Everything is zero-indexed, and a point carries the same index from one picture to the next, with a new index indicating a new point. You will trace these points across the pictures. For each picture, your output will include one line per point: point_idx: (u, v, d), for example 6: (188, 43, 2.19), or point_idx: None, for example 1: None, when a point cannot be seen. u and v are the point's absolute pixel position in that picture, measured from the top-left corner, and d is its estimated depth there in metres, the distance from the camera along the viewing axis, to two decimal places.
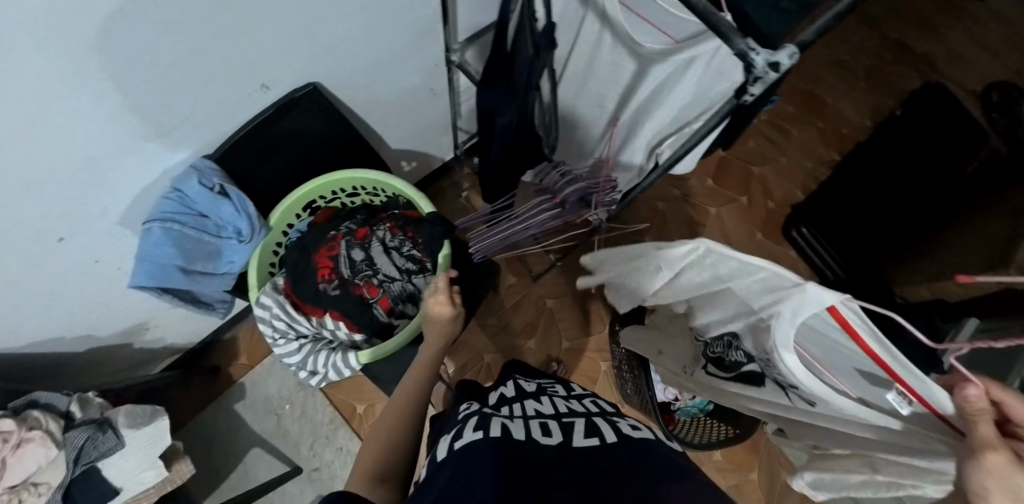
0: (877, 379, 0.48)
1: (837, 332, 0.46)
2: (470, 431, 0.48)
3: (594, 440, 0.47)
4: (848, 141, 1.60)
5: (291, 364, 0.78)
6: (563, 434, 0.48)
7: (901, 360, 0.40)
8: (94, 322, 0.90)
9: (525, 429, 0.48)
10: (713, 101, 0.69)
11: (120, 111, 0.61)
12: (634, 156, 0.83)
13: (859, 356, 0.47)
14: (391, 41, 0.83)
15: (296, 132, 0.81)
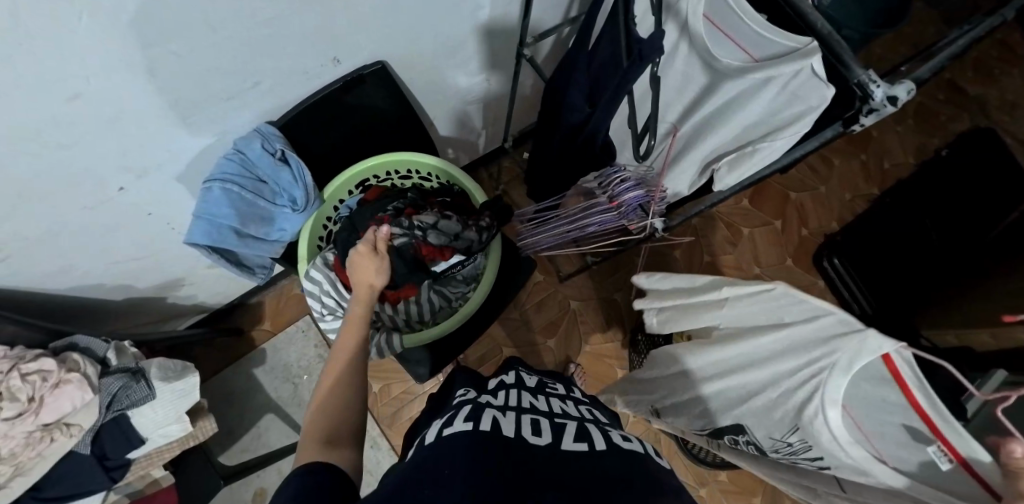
0: (916, 435, 0.47)
1: (885, 387, 0.48)
2: (460, 421, 0.48)
3: (583, 445, 0.47)
4: (889, 177, 1.58)
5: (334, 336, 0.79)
6: (553, 435, 0.48)
7: (948, 413, 0.43)
8: (135, 272, 0.91)
9: (516, 426, 0.48)
10: (783, 123, 0.64)
11: (200, 67, 0.62)
12: (685, 172, 0.77)
13: (899, 411, 0.47)
14: (461, 27, 0.83)
15: (358, 108, 0.81)
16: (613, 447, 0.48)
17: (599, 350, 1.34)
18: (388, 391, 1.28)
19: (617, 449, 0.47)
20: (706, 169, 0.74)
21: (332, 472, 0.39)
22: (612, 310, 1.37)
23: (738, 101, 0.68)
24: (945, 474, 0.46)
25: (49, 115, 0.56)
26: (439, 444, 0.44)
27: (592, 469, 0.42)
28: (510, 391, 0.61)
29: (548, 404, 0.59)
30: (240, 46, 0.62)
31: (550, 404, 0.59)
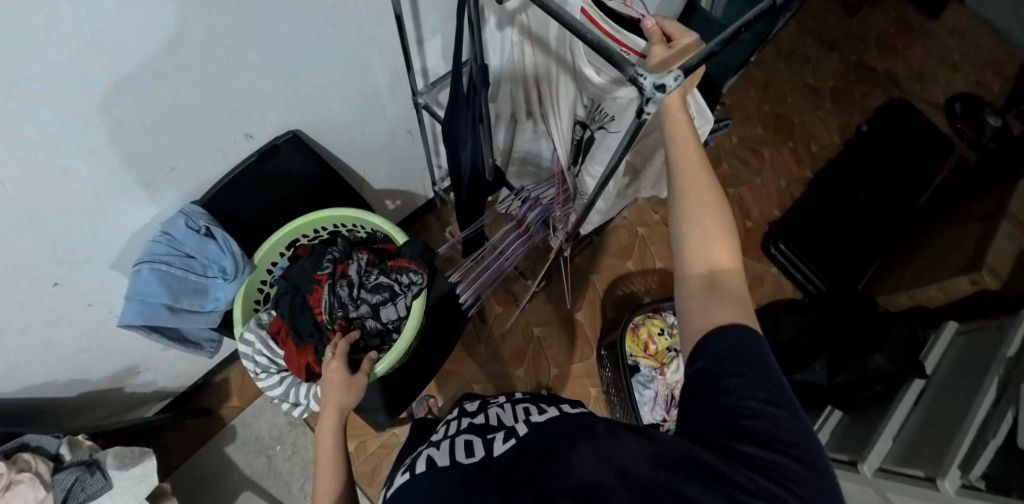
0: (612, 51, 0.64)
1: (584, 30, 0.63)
2: (402, 473, 0.49)
3: (512, 441, 0.49)
4: (819, 158, 1.65)
5: (273, 397, 0.75)
6: (484, 449, 0.50)
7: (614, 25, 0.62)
8: (87, 366, 0.93)
9: (449, 455, 0.50)
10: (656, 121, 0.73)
11: (115, 158, 0.66)
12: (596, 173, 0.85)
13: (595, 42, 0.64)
14: (369, 88, 0.89)
15: (279, 175, 0.86)
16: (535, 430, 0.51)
17: (569, 370, 1.35)
18: (364, 447, 1.28)
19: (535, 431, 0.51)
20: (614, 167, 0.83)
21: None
22: (575, 328, 1.39)
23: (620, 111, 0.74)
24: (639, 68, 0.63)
25: None
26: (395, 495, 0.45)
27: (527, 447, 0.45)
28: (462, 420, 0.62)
29: (488, 418, 0.61)
30: (150, 135, 0.67)
31: (494, 418, 0.60)
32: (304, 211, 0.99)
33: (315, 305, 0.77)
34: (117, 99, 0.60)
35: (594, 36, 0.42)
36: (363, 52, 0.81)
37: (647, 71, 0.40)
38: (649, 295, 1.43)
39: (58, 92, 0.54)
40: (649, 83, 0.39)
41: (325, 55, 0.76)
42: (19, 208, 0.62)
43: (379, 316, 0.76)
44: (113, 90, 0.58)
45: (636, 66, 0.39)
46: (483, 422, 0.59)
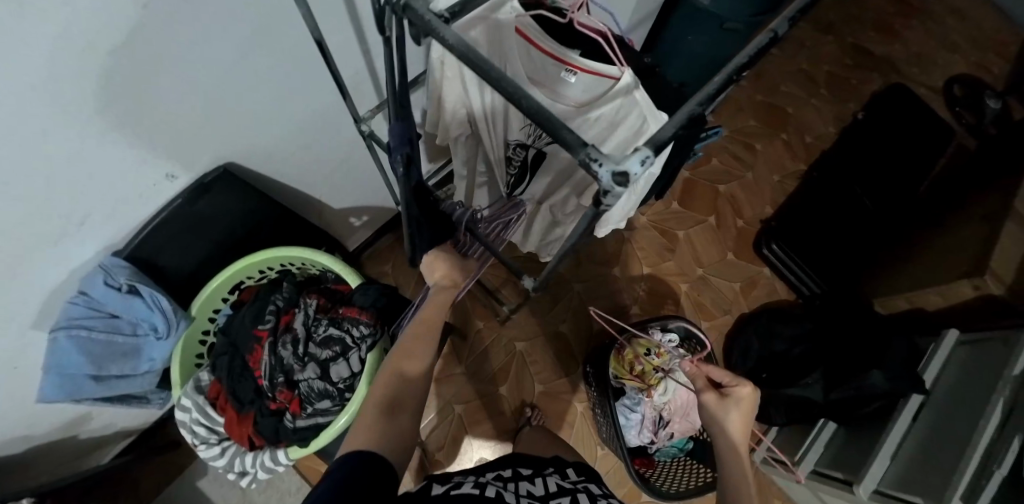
0: (550, 68, 0.60)
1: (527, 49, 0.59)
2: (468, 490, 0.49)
3: None
4: (814, 150, 1.56)
5: (218, 470, 0.70)
6: None
7: (555, 44, 0.56)
8: (26, 424, 0.86)
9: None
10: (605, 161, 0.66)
11: (11, 223, 0.57)
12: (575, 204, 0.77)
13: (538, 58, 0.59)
14: (313, 110, 0.79)
15: (216, 211, 0.78)
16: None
17: (555, 387, 1.30)
18: None
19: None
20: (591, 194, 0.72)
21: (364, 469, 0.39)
22: (560, 344, 1.32)
23: None
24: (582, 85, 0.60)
25: None
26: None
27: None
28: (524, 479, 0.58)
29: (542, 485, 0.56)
30: (47, 193, 0.58)
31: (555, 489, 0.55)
32: (253, 245, 0.91)
33: (256, 367, 0.71)
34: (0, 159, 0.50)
35: (536, 103, 0.35)
36: (300, 73, 0.71)
37: (603, 152, 0.33)
38: (637, 305, 1.37)
39: None
40: (605, 173, 0.32)
41: (252, 81, 0.66)
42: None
43: (325, 373, 0.70)
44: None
45: (588, 149, 0.32)
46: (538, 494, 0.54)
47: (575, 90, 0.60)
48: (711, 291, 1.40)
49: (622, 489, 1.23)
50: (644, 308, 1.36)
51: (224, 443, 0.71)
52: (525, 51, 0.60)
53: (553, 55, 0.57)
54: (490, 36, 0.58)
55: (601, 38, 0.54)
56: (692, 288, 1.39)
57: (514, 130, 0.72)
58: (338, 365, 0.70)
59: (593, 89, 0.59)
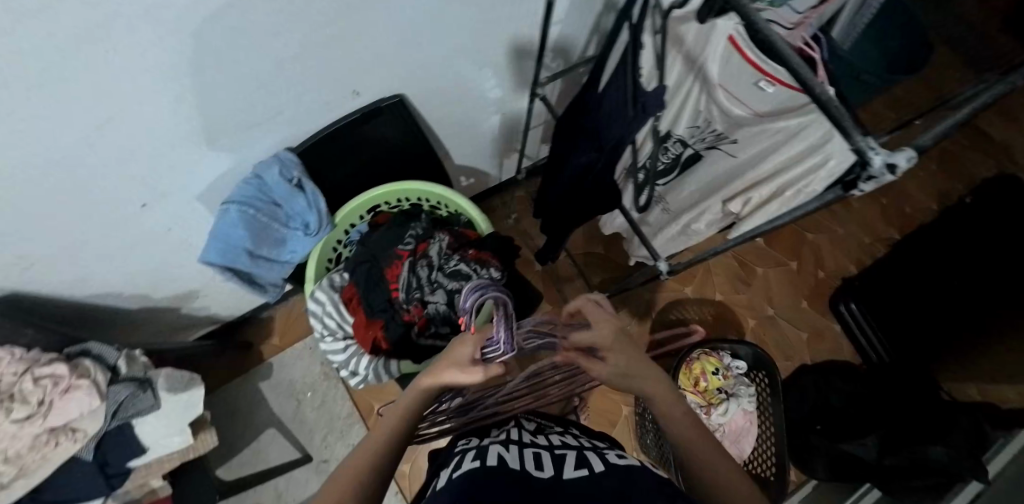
0: (748, 77, 0.65)
1: (732, 58, 0.65)
2: (470, 461, 0.53)
3: (583, 472, 0.50)
4: (909, 223, 1.51)
5: (335, 364, 0.77)
6: (555, 469, 0.52)
7: (766, 59, 0.61)
8: (153, 283, 0.95)
9: (520, 462, 0.53)
10: (766, 166, 0.71)
11: (221, 99, 0.65)
12: (709, 203, 0.82)
13: (741, 66, 0.65)
14: (477, 66, 0.85)
15: (373, 135, 0.84)
16: (563, 479, 0.49)
17: (605, 384, 1.32)
18: None
19: (566, 481, 0.48)
20: (736, 197, 0.76)
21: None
22: None
23: (761, 154, 0.71)
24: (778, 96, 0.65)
25: (80, 134, 0.59)
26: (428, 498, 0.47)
27: (593, 489, 0.46)
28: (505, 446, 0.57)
29: (522, 457, 0.55)
30: (255, 81, 0.64)
31: (533, 459, 0.54)
32: (385, 177, 0.97)
33: (392, 281, 0.77)
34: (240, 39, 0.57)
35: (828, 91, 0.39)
36: (483, 30, 0.77)
37: (878, 144, 0.38)
38: (700, 326, 1.38)
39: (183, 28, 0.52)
40: (878, 161, 0.38)
41: (445, 27, 0.72)
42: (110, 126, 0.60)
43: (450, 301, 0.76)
44: (235, 32, 0.55)
45: (868, 140, 0.38)
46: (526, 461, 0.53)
47: (762, 98, 0.67)
48: (777, 333, 1.39)
49: None
50: (708, 331, 1.37)
51: (344, 342, 0.78)
52: (729, 56, 0.65)
53: (756, 65, 0.63)
54: (696, 39, 0.66)
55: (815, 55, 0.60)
56: (758, 326, 1.39)
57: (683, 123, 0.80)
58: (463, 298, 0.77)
59: (786, 101, 0.65)
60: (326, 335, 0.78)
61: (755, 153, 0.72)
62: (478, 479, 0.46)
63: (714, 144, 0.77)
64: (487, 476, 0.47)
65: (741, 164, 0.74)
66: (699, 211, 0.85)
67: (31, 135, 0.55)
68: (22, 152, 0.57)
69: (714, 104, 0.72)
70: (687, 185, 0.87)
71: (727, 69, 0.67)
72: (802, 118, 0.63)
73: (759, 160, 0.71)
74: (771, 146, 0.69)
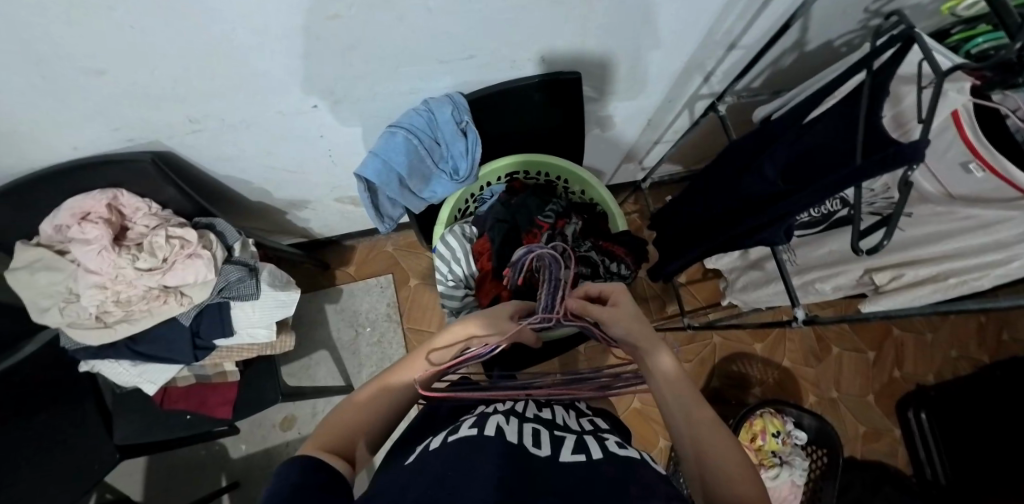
0: (958, 154, 0.64)
1: (950, 131, 0.64)
2: (467, 427, 0.50)
3: (581, 457, 0.47)
4: (1005, 350, 1.42)
5: (452, 306, 0.89)
6: (552, 447, 0.49)
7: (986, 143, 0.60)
8: (280, 183, 1.00)
9: (519, 434, 0.49)
10: (934, 249, 0.68)
11: (428, 29, 0.67)
12: (850, 268, 0.79)
13: (955, 142, 0.64)
14: (648, 66, 0.86)
15: (537, 102, 0.85)
16: (558, 462, 0.45)
17: (649, 411, 1.30)
18: None
19: (561, 464, 0.45)
20: None
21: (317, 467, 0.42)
22: None
23: (935, 235, 0.68)
24: (985, 182, 0.63)
25: (302, 26, 0.62)
26: (420, 458, 0.45)
27: (588, 478, 0.42)
28: (505, 416, 0.53)
29: (521, 431, 0.51)
30: (464, 20, 0.66)
31: (534, 434, 0.50)
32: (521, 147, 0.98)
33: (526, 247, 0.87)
34: None
35: None
36: (676, 33, 0.77)
37: None
38: (760, 386, 1.34)
39: None
40: None
41: (648, 20, 0.73)
42: (332, 21, 0.62)
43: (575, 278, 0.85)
44: None
45: None
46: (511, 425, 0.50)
47: (963, 178, 0.65)
48: (834, 417, 1.35)
49: None
50: (766, 393, 1.33)
51: (463, 292, 0.90)
52: (946, 129, 0.65)
53: (971, 146, 0.62)
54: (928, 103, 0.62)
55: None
56: (817, 404, 1.35)
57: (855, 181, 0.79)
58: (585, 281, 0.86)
59: (987, 190, 0.63)
60: (449, 279, 0.90)
61: (927, 232, 0.69)
62: (466, 449, 0.44)
63: (878, 211, 0.73)
64: (477, 450, 0.44)
65: (904, 239, 0.72)
66: (831, 271, 0.81)
67: (268, 11, 0.59)
68: (250, 26, 0.60)
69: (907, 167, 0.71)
70: (828, 245, 0.83)
71: (939, 140, 0.66)
72: (1002, 213, 0.61)
73: (927, 240, 0.69)
74: (950, 231, 0.66)
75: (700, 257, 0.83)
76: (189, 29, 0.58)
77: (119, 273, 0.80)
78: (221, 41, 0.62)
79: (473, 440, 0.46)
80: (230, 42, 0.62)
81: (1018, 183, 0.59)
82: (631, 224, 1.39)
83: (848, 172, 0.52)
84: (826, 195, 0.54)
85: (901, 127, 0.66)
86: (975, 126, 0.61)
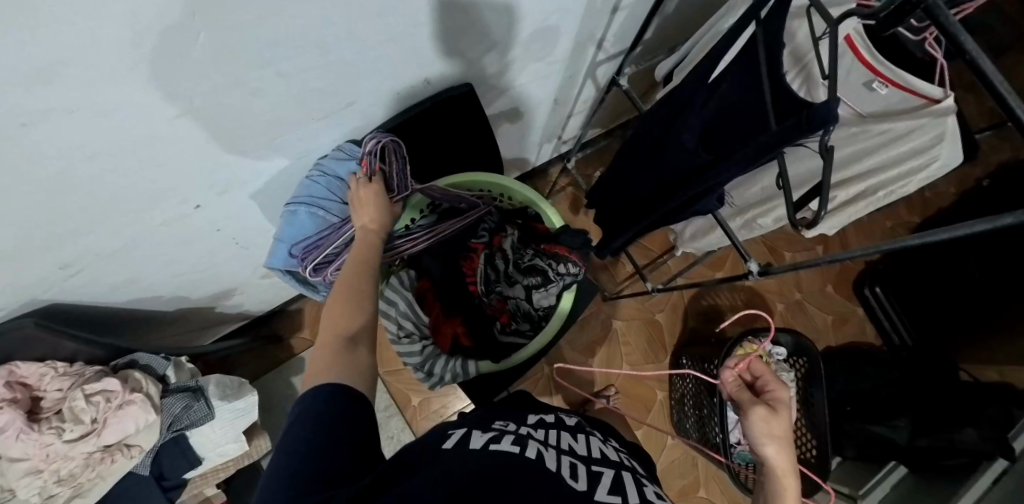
0: (859, 75, 0.66)
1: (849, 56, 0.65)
2: (506, 443, 0.48)
3: (618, 498, 0.44)
4: (929, 206, 1.53)
5: (412, 363, 0.86)
6: (588, 482, 0.46)
7: (887, 61, 0.62)
8: (194, 285, 0.91)
9: (556, 465, 0.46)
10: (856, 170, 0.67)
11: (295, 94, 0.60)
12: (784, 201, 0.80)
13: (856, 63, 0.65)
14: (539, 52, 0.82)
15: (435, 124, 0.80)
16: (595, 498, 0.42)
17: (640, 371, 1.32)
18: (427, 405, 1.26)
19: (598, 501, 0.42)
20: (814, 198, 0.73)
21: (344, 409, 0.43)
22: (655, 331, 1.34)
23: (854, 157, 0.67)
24: (890, 98, 0.64)
25: (150, 136, 0.54)
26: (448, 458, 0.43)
27: None
28: (542, 445, 0.51)
29: (559, 461, 0.48)
30: (332, 72, 0.60)
31: (569, 467, 0.47)
32: (438, 169, 0.93)
33: (472, 274, 0.92)
34: (328, 27, 0.52)
35: None
36: (558, 15, 0.73)
37: None
38: (732, 312, 1.39)
39: (270, 19, 0.47)
40: None
41: (524, 13, 0.68)
42: (180, 121, 0.54)
43: (526, 291, 0.88)
44: (326, 20, 0.51)
45: None
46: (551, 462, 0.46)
47: (866, 97, 0.66)
48: (804, 316, 1.43)
49: (685, 480, 1.28)
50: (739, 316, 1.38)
51: (420, 344, 0.87)
52: (841, 53, 0.65)
53: (870, 66, 0.63)
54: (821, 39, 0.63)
55: (942, 60, 0.58)
56: (786, 309, 1.42)
57: None
58: (541, 295, 0.87)
59: (894, 105, 0.64)
60: (401, 336, 0.86)
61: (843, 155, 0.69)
62: (495, 469, 0.40)
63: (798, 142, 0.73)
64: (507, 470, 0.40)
65: None
66: (766, 207, 0.83)
67: (102, 134, 0.50)
68: (88, 156, 0.52)
69: None
70: (758, 182, 0.84)
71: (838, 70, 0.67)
72: (912, 124, 0.61)
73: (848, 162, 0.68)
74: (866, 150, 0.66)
75: (643, 232, 0.82)
76: (12, 184, 0.49)
77: (50, 451, 0.72)
78: (58, 181, 0.53)
79: (510, 457, 0.43)
80: (71, 178, 0.53)
81: (929, 93, 0.60)
82: (569, 198, 1.37)
83: (765, 139, 0.49)
84: (750, 163, 0.52)
85: (799, 65, 0.65)
86: (871, 49, 0.62)
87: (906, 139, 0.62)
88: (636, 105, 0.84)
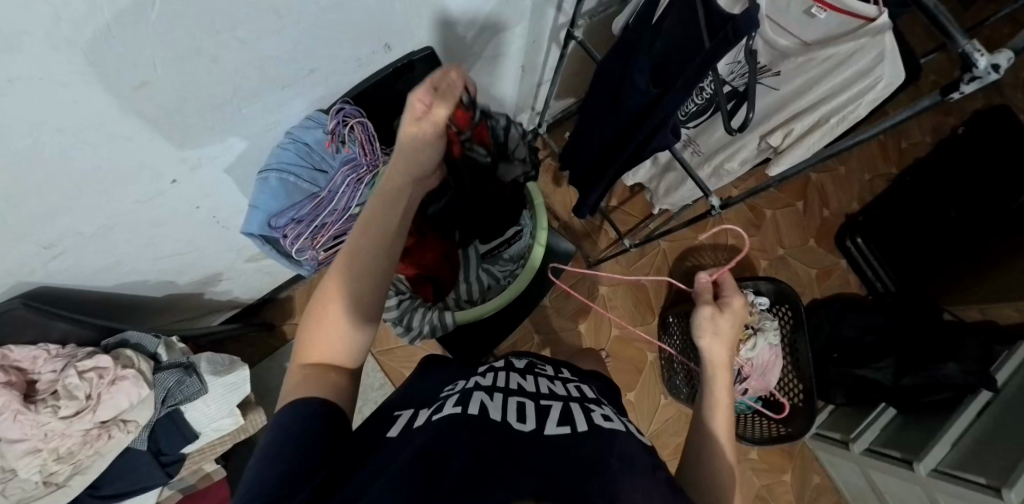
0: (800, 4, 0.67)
1: None
2: (450, 406, 0.51)
3: (566, 428, 0.47)
4: (906, 157, 1.54)
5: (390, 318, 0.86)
6: (537, 420, 0.49)
7: None
8: (179, 268, 0.93)
9: (502, 411, 0.50)
10: (811, 98, 0.70)
11: (258, 60, 0.62)
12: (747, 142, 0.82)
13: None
14: (499, 16, 0.83)
15: (402, 91, 0.82)
16: (544, 435, 0.46)
17: (628, 333, 1.34)
18: None
19: (547, 437, 0.45)
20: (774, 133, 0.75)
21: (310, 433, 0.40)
22: (641, 294, 1.36)
23: (808, 86, 0.70)
24: (831, 22, 0.66)
25: (117, 104, 0.55)
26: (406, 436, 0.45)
27: (566, 449, 0.43)
28: (488, 393, 0.54)
29: (506, 407, 0.51)
30: (291, 37, 0.62)
31: (517, 411, 0.50)
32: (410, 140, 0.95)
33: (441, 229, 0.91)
34: None
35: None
36: None
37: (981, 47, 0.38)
38: (717, 271, 1.41)
39: None
40: (986, 61, 0.38)
41: None
42: (144, 89, 0.56)
43: None
44: None
45: (974, 42, 0.38)
46: (497, 407, 0.50)
47: (809, 24, 0.68)
48: (788, 271, 1.45)
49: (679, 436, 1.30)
50: None
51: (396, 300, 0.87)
52: None
53: None
54: None
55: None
56: (770, 266, 1.44)
57: (727, 61, 0.77)
58: None
59: (836, 29, 0.66)
60: None
61: (796, 85, 0.71)
62: (447, 431, 0.44)
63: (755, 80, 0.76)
64: (458, 431, 0.44)
65: (783, 98, 0.73)
66: (731, 150, 0.85)
67: (69, 104, 0.52)
68: (57, 127, 0.53)
69: (760, 36, 0.73)
70: (719, 126, 0.87)
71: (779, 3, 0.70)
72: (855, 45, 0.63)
73: (802, 91, 0.71)
74: (817, 76, 0.69)
75: (611, 182, 0.84)
76: None
77: (47, 430, 0.74)
78: (31, 154, 0.54)
79: (458, 419, 0.47)
80: (43, 151, 0.55)
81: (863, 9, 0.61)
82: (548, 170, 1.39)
83: (701, 58, 0.52)
84: (691, 86, 0.55)
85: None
86: None
87: (853, 60, 0.64)
88: (597, 57, 0.86)
